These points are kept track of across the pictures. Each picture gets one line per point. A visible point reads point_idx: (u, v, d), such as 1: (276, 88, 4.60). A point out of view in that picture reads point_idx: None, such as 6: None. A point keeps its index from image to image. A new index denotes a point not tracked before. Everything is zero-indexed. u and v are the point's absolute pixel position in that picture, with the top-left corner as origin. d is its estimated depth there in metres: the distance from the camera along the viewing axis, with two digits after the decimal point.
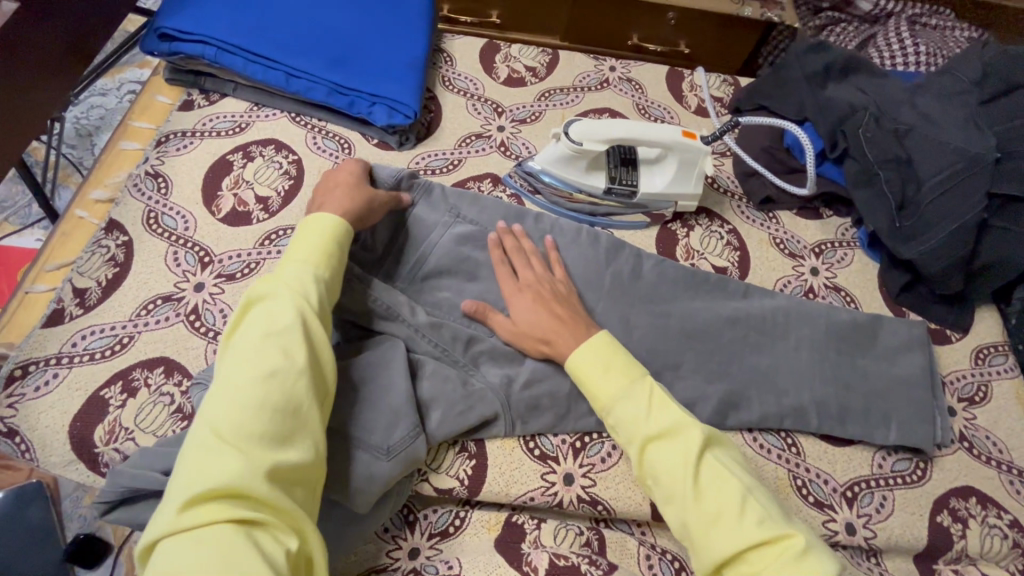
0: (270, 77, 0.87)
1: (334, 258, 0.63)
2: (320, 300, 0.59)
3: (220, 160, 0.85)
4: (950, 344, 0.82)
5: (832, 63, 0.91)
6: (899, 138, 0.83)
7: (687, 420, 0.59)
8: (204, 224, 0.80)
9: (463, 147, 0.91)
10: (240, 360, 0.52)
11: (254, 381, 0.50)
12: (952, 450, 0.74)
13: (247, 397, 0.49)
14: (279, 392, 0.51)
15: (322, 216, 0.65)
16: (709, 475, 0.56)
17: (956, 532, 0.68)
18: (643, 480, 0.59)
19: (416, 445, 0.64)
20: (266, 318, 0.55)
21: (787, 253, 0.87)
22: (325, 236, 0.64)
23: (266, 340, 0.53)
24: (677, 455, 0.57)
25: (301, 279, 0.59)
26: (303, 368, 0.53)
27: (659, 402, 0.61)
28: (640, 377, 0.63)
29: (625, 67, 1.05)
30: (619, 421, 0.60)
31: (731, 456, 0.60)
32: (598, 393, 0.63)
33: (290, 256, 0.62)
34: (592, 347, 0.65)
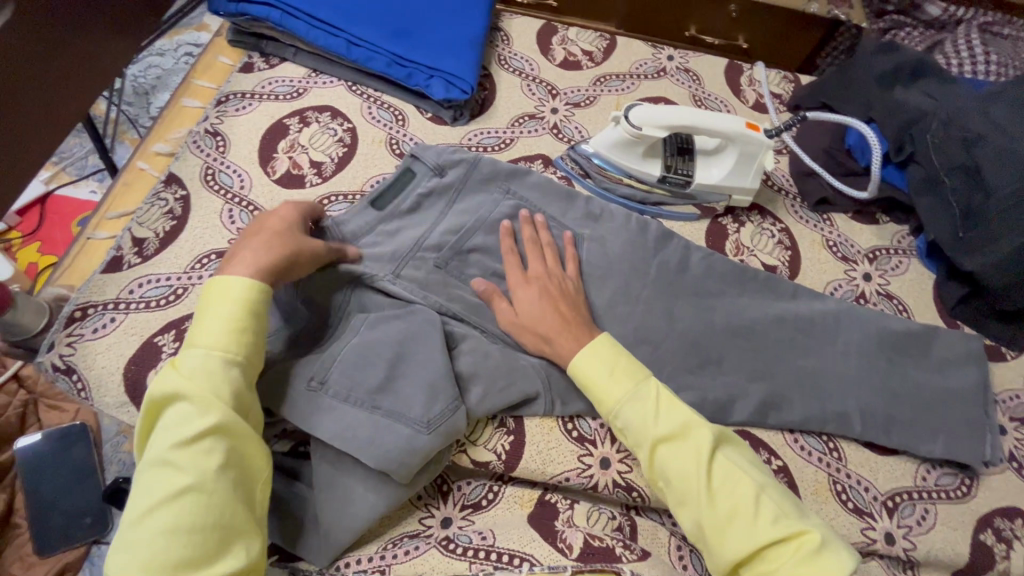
0: (331, 44, 0.87)
1: (245, 325, 0.55)
2: (231, 381, 0.53)
3: (277, 123, 0.86)
4: (1005, 362, 0.79)
5: (901, 65, 0.88)
6: (966, 147, 0.78)
7: (696, 421, 0.59)
8: (259, 184, 0.81)
9: (516, 127, 0.91)
10: (147, 480, 0.48)
11: (161, 505, 0.46)
12: (1000, 470, 0.72)
13: (157, 523, 0.46)
14: (191, 508, 0.46)
15: (228, 281, 0.56)
16: (721, 473, 0.56)
17: (999, 552, 0.67)
18: (655, 482, 0.59)
19: (458, 417, 0.63)
20: (173, 424, 0.50)
21: (840, 257, 0.84)
22: (232, 307, 0.55)
23: (172, 455, 0.48)
24: (688, 457, 0.57)
25: (206, 366, 0.52)
26: (216, 474, 0.48)
27: (666, 403, 0.60)
28: (644, 378, 0.62)
29: (683, 57, 1.03)
30: (628, 424, 0.60)
31: (742, 453, 0.59)
32: (603, 397, 0.62)
33: (198, 334, 0.54)
34: (592, 348, 0.64)
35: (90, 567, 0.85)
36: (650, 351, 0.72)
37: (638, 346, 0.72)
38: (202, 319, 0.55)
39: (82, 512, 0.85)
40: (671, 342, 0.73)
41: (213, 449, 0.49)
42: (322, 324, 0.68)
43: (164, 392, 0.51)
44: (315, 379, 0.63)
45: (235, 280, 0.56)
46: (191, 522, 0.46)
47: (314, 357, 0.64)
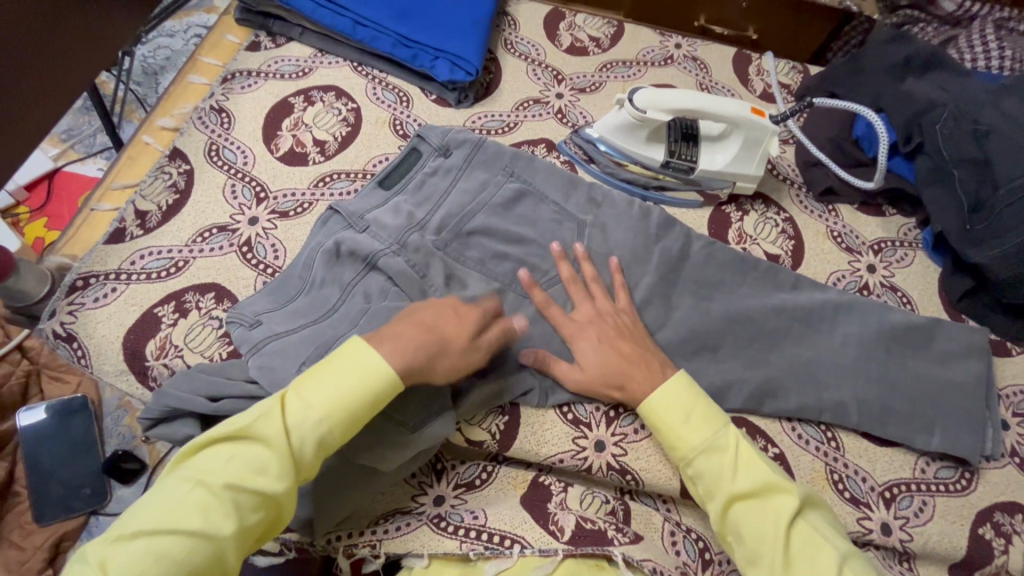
0: (338, 24, 0.87)
1: (353, 418, 0.54)
2: (306, 460, 0.53)
3: (281, 102, 0.87)
4: (1010, 357, 0.78)
5: (913, 55, 0.87)
6: (976, 140, 0.78)
7: (780, 482, 0.57)
8: (262, 161, 0.81)
9: (520, 111, 0.90)
10: (191, 498, 0.49)
11: (185, 536, 0.47)
12: (1001, 464, 0.70)
13: (169, 551, 0.46)
14: (201, 557, 0.47)
15: (369, 361, 0.54)
16: (801, 541, 0.54)
17: (998, 546, 0.66)
18: (725, 536, 0.58)
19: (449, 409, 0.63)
20: (242, 463, 0.50)
21: (844, 247, 0.84)
22: (352, 384, 0.54)
23: (224, 493, 0.49)
24: (767, 518, 0.55)
25: (301, 432, 0.52)
26: (239, 534, 0.49)
27: (747, 460, 0.58)
28: (724, 430, 0.61)
29: (692, 45, 1.02)
30: (701, 475, 0.59)
31: (826, 521, 0.57)
32: (676, 442, 0.61)
33: (312, 384, 0.54)
34: (667, 392, 0.62)
35: (87, 536, 0.87)
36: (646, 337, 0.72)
37: None
38: (324, 375, 0.54)
39: (81, 482, 0.86)
40: (667, 328, 0.73)
41: (253, 510, 0.50)
42: (318, 304, 0.68)
43: (255, 428, 0.51)
44: (308, 364, 0.62)
45: (370, 358, 0.55)
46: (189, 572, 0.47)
47: (307, 342, 0.64)
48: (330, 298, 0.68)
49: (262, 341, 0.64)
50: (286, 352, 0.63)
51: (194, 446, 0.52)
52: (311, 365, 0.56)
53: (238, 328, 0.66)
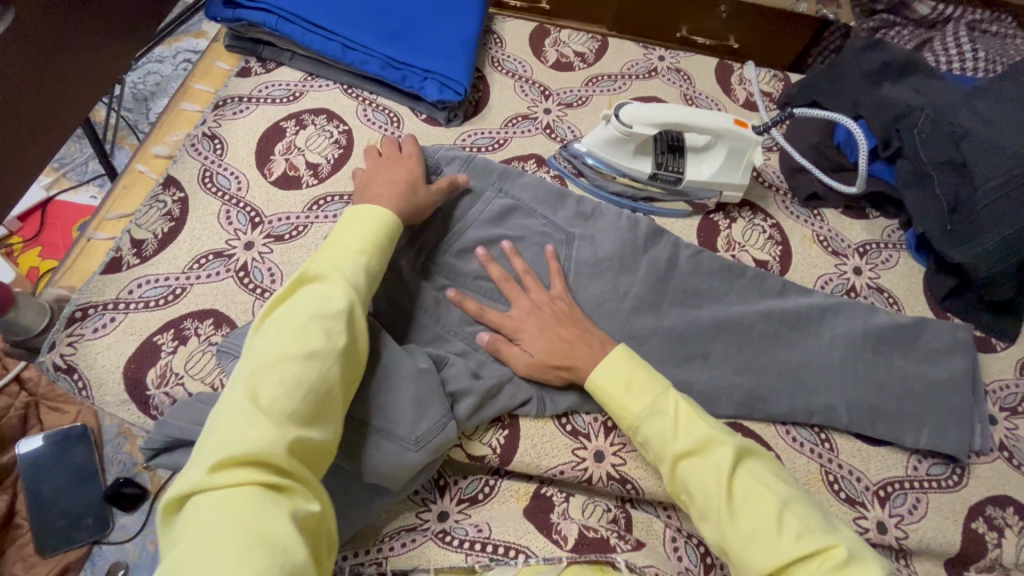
0: (326, 48, 0.89)
1: (385, 250, 0.62)
2: (365, 288, 0.59)
3: (273, 126, 0.88)
4: (995, 352, 0.80)
5: (889, 62, 0.89)
6: (954, 142, 0.80)
7: (718, 436, 0.58)
8: (256, 186, 0.82)
9: (510, 127, 0.92)
10: (285, 332, 0.52)
11: (295, 361, 0.50)
12: (990, 459, 0.72)
13: (284, 376, 0.49)
14: (314, 374, 0.51)
15: (378, 210, 0.64)
16: (744, 491, 0.55)
17: (991, 540, 0.67)
18: (678, 497, 0.59)
19: (450, 427, 0.64)
20: (311, 297, 0.55)
21: (831, 251, 0.85)
22: (374, 223, 0.62)
23: (310, 322, 0.53)
24: (709, 473, 0.56)
25: (350, 267, 0.58)
26: (337, 354, 0.53)
27: (687, 417, 0.59)
28: (664, 392, 0.62)
29: (674, 57, 1.04)
30: (648, 439, 0.60)
31: (769, 467, 0.58)
32: (621, 409, 0.62)
33: (341, 236, 0.61)
34: (608, 362, 0.64)
35: (91, 567, 0.86)
36: (638, 345, 0.74)
37: (631, 342, 0.74)
38: (344, 232, 0.61)
39: (84, 512, 0.86)
40: (659, 337, 0.74)
41: (340, 330, 0.54)
42: None
43: (312, 272, 0.57)
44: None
45: (374, 209, 0.64)
46: (309, 388, 0.50)
47: None
48: None
49: None
50: None
51: (261, 315, 0.56)
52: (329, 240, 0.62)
53: (231, 359, 0.66)
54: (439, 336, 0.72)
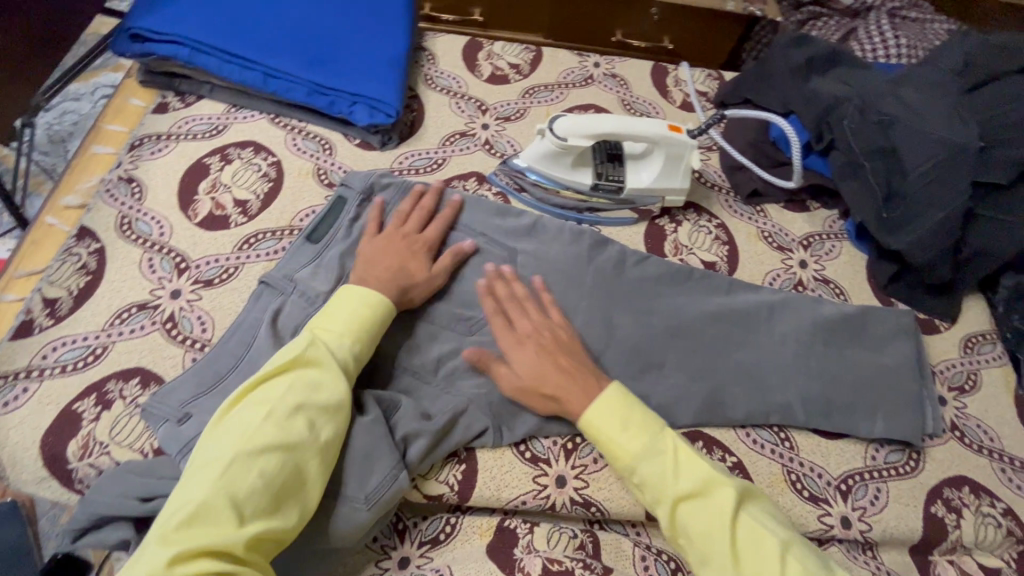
0: (247, 78, 0.85)
1: (373, 331, 0.65)
2: (351, 375, 0.62)
3: (196, 163, 0.83)
4: (939, 334, 0.81)
5: (815, 55, 0.91)
6: (884, 130, 0.82)
7: (718, 478, 0.58)
8: (180, 229, 0.78)
9: (447, 146, 0.90)
10: (267, 420, 0.55)
11: (274, 452, 0.53)
12: (943, 440, 0.73)
13: (263, 468, 0.53)
14: (289, 463, 0.54)
15: (371, 293, 0.66)
16: (748, 533, 0.55)
17: (951, 522, 0.68)
18: (676, 539, 0.58)
19: (403, 479, 0.61)
20: (298, 382, 0.58)
21: (775, 246, 0.86)
22: (364, 306, 0.65)
23: (294, 413, 0.56)
24: (712, 517, 0.56)
25: (340, 354, 0.61)
26: (317, 446, 0.57)
27: (685, 459, 0.60)
28: (660, 433, 0.61)
29: (609, 63, 1.03)
30: (645, 481, 0.59)
31: (765, 509, 0.59)
32: (618, 449, 0.61)
33: (332, 319, 0.64)
34: (604, 401, 0.63)
35: None
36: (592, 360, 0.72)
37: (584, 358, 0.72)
38: (335, 313, 0.64)
39: None
40: (613, 351, 0.73)
41: (323, 421, 0.58)
42: None
43: (302, 355, 0.59)
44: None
45: (367, 292, 0.66)
46: (286, 480, 0.54)
47: None
48: None
49: (193, 439, 0.60)
50: None
51: (244, 389, 0.57)
52: (316, 319, 0.65)
53: (165, 425, 0.62)
54: (386, 372, 0.69)
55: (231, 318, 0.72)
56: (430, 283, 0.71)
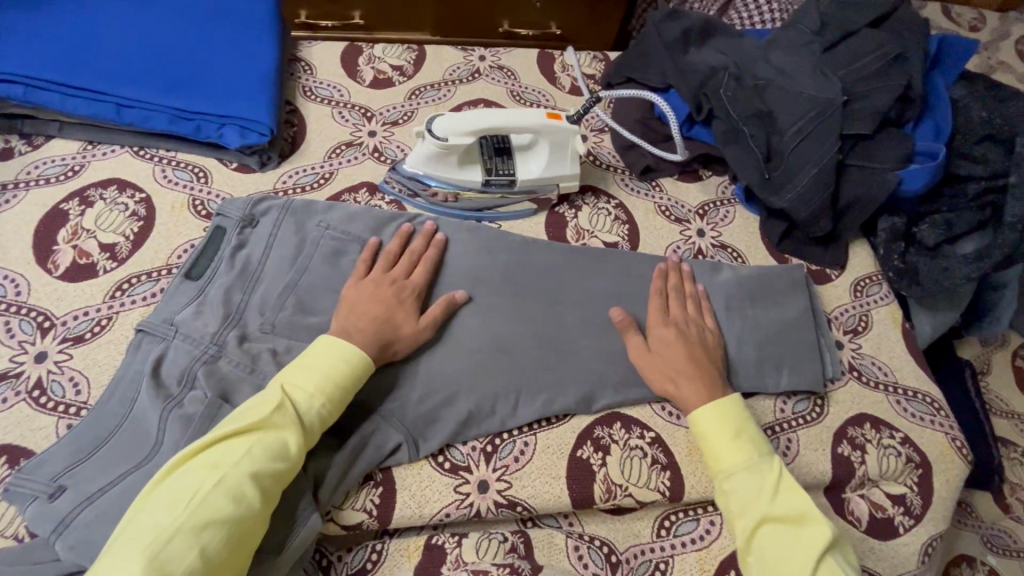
0: (98, 111, 0.78)
1: (345, 392, 0.62)
2: (312, 438, 0.59)
3: (52, 211, 0.76)
4: (831, 282, 0.85)
5: (689, 28, 0.92)
6: (758, 95, 0.85)
7: (817, 514, 0.59)
8: (39, 286, 0.71)
9: (333, 158, 0.86)
10: (215, 492, 0.52)
11: (219, 526, 0.51)
12: (843, 382, 0.77)
13: (204, 544, 0.50)
14: (230, 537, 0.51)
15: (349, 350, 0.62)
16: (827, 573, 0.56)
17: (856, 459, 0.72)
18: (745, 556, 0.59)
19: (312, 517, 0.59)
20: (254, 448, 0.55)
21: (674, 219, 0.88)
22: (339, 364, 0.61)
23: (246, 483, 0.53)
24: (796, 544, 0.57)
25: (304, 416, 0.59)
26: (264, 515, 0.54)
27: (787, 486, 0.61)
28: (766, 454, 0.63)
29: (495, 55, 1.02)
30: (736, 490, 0.61)
31: (848, 560, 0.58)
32: (720, 456, 0.63)
33: (300, 375, 0.60)
34: (718, 407, 0.65)
35: None
36: (504, 356, 0.71)
37: (496, 355, 0.71)
38: (306, 367, 0.61)
39: None
40: (524, 344, 0.72)
41: (274, 490, 0.55)
42: (134, 444, 0.60)
43: (267, 417, 0.56)
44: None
45: (346, 348, 0.62)
46: (225, 556, 0.51)
47: (108, 509, 0.55)
48: (148, 432, 0.60)
49: (72, 511, 0.55)
50: (100, 517, 0.54)
51: (196, 448, 0.54)
52: (284, 369, 0.62)
53: (34, 503, 0.56)
54: None
55: (108, 374, 0.66)
56: (418, 330, 0.68)
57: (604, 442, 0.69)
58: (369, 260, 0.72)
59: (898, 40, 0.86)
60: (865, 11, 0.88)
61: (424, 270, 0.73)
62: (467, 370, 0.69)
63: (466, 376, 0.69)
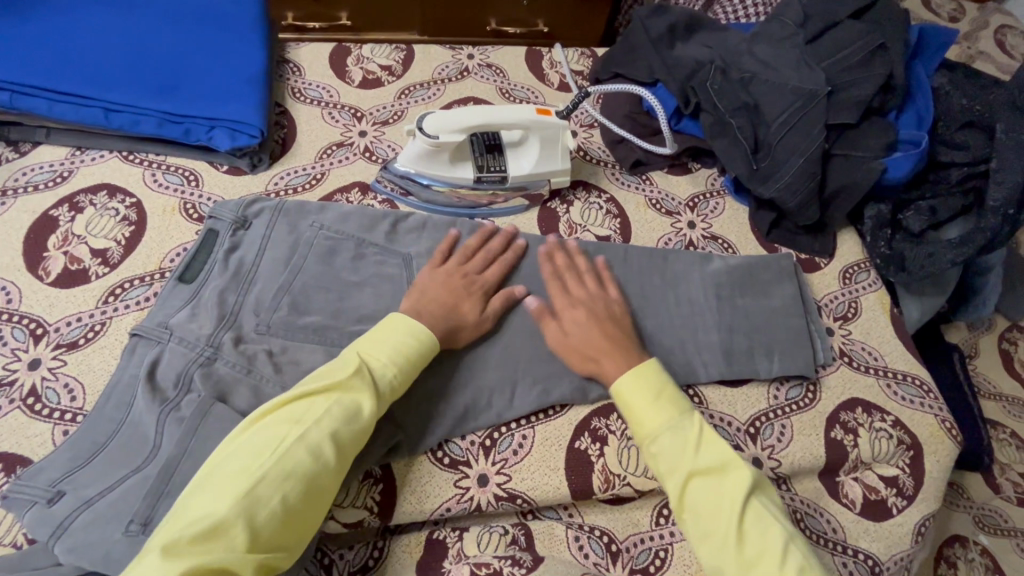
0: (85, 116, 0.78)
1: (415, 365, 0.63)
2: (384, 406, 0.61)
3: (42, 217, 0.75)
4: (820, 270, 0.87)
5: (675, 23, 0.93)
6: (744, 87, 0.86)
7: (736, 460, 0.59)
8: (30, 293, 0.70)
9: (325, 159, 0.86)
10: (296, 445, 0.53)
11: (299, 479, 0.52)
12: (834, 367, 0.78)
13: (286, 493, 0.51)
14: (306, 491, 0.53)
15: (418, 327, 0.64)
16: (753, 517, 0.56)
17: (849, 442, 0.73)
18: (681, 514, 0.59)
19: None
20: (332, 409, 0.56)
21: (664, 212, 0.88)
22: (412, 339, 0.63)
23: (325, 440, 0.55)
24: (724, 495, 0.57)
25: (379, 384, 0.60)
26: (337, 475, 0.56)
27: (708, 438, 0.61)
28: (688, 410, 0.63)
29: (483, 53, 1.02)
30: (663, 451, 0.60)
31: (773, 501, 0.59)
32: (643, 420, 0.62)
33: (377, 346, 0.62)
34: (637, 373, 0.65)
35: None
36: (501, 350, 0.71)
37: (493, 349, 0.71)
38: (381, 339, 0.63)
39: None
40: (521, 338, 0.72)
41: (349, 452, 0.57)
42: (132, 448, 0.60)
43: (347, 379, 0.58)
44: (135, 521, 0.54)
45: (417, 326, 0.64)
46: (303, 507, 0.52)
47: (107, 512, 0.54)
48: (147, 436, 0.60)
49: (70, 516, 0.54)
50: (100, 520, 0.54)
51: (278, 404, 0.56)
52: (358, 340, 0.64)
53: (33, 509, 0.55)
54: None
55: (103, 380, 0.66)
56: (475, 325, 0.69)
57: (602, 432, 0.70)
58: (444, 252, 0.74)
59: (879, 30, 0.87)
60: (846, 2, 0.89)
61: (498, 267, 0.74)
62: (464, 365, 0.70)
63: (463, 370, 0.70)
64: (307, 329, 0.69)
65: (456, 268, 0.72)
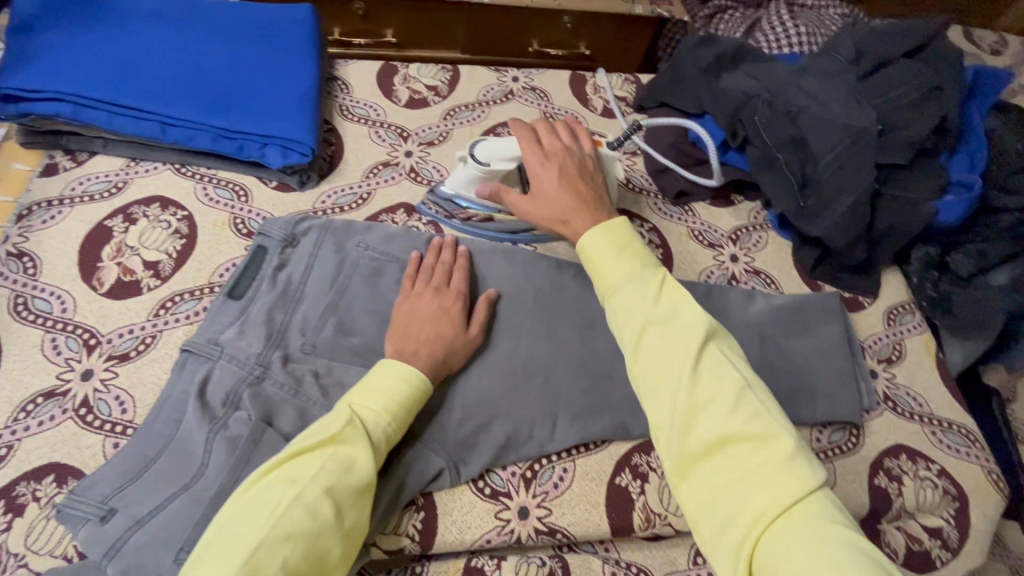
0: (143, 129, 0.79)
1: (408, 410, 0.62)
2: (379, 457, 0.59)
3: (96, 228, 0.77)
4: (863, 310, 0.86)
5: (721, 54, 0.93)
6: (792, 121, 0.85)
7: (695, 309, 0.53)
8: (85, 303, 0.72)
9: (371, 178, 0.87)
10: (293, 507, 0.51)
11: (300, 538, 0.50)
12: (878, 412, 0.77)
13: (287, 557, 0.49)
14: (309, 554, 0.50)
15: (410, 370, 0.63)
16: (710, 361, 0.50)
17: (893, 490, 0.72)
18: (632, 365, 0.52)
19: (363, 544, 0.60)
20: (329, 464, 0.54)
21: (706, 244, 0.88)
22: (403, 385, 0.62)
23: (323, 498, 0.53)
24: (677, 339, 0.51)
25: (372, 433, 0.59)
26: (343, 531, 0.54)
27: (669, 291, 0.55)
28: (653, 267, 0.57)
29: (528, 76, 1.03)
30: (621, 302, 0.55)
31: (734, 352, 0.52)
32: (604, 274, 0.57)
33: (368, 395, 0.61)
34: (603, 229, 0.60)
35: None
36: (542, 381, 0.71)
37: (532, 379, 0.71)
38: (370, 388, 0.61)
39: None
40: (562, 368, 0.72)
41: (349, 507, 0.55)
42: (181, 466, 0.60)
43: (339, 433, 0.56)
44: (184, 548, 0.55)
45: (409, 370, 0.63)
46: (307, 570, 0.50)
47: (160, 531, 0.55)
48: (197, 453, 0.61)
49: (124, 535, 0.55)
50: (154, 539, 0.55)
51: (273, 463, 0.54)
52: (349, 390, 0.62)
53: (86, 525, 0.56)
54: None
55: (152, 394, 0.67)
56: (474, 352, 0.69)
57: (642, 469, 0.70)
58: (412, 273, 0.73)
59: (933, 70, 0.86)
60: (900, 40, 0.88)
61: (460, 276, 0.73)
62: (505, 394, 0.70)
63: (504, 399, 0.70)
64: (352, 352, 0.69)
65: (430, 290, 0.71)
